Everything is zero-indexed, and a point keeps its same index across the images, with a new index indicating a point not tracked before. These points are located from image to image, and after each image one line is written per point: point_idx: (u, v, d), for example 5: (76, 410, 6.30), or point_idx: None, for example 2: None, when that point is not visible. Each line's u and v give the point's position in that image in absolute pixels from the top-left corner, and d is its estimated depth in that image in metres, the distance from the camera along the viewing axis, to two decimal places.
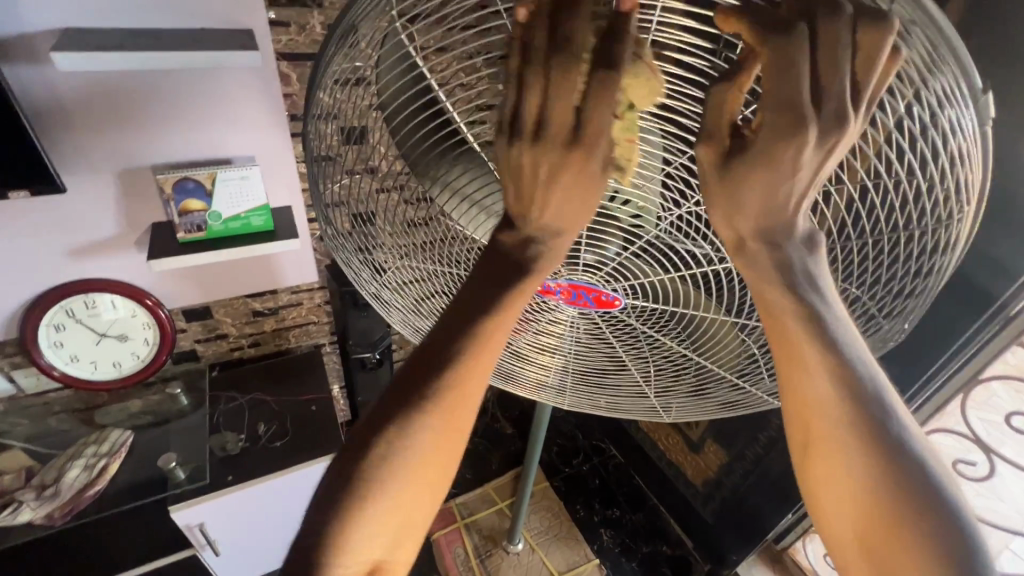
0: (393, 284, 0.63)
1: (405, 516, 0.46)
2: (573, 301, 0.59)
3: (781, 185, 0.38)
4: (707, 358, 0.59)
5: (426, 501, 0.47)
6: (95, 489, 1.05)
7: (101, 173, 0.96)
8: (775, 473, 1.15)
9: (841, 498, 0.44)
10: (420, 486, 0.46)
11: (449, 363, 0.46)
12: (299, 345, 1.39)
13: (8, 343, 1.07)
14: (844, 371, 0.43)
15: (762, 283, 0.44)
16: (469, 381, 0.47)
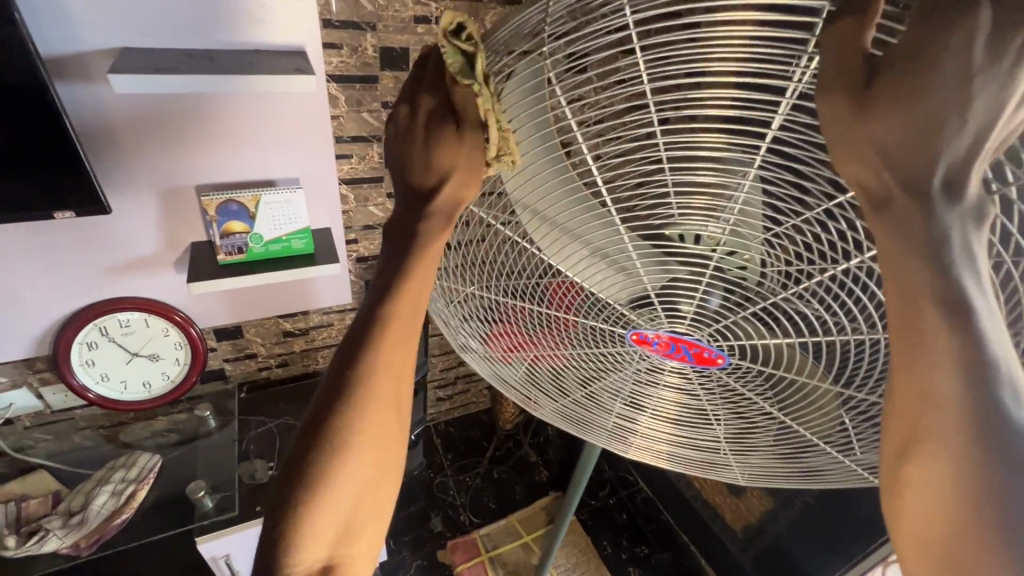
0: (467, 309, 0.64)
1: (346, 521, 0.50)
2: (669, 355, 0.58)
3: (922, 116, 0.33)
4: (796, 421, 0.57)
5: (370, 496, 0.51)
6: (122, 518, 1.01)
7: (146, 192, 0.94)
8: (825, 524, 1.12)
9: (928, 496, 0.39)
10: (361, 478, 0.50)
11: (359, 364, 0.50)
12: (327, 366, 1.36)
13: (40, 359, 1.05)
14: (976, 367, 0.36)
15: (894, 252, 0.37)
16: (383, 378, 0.50)
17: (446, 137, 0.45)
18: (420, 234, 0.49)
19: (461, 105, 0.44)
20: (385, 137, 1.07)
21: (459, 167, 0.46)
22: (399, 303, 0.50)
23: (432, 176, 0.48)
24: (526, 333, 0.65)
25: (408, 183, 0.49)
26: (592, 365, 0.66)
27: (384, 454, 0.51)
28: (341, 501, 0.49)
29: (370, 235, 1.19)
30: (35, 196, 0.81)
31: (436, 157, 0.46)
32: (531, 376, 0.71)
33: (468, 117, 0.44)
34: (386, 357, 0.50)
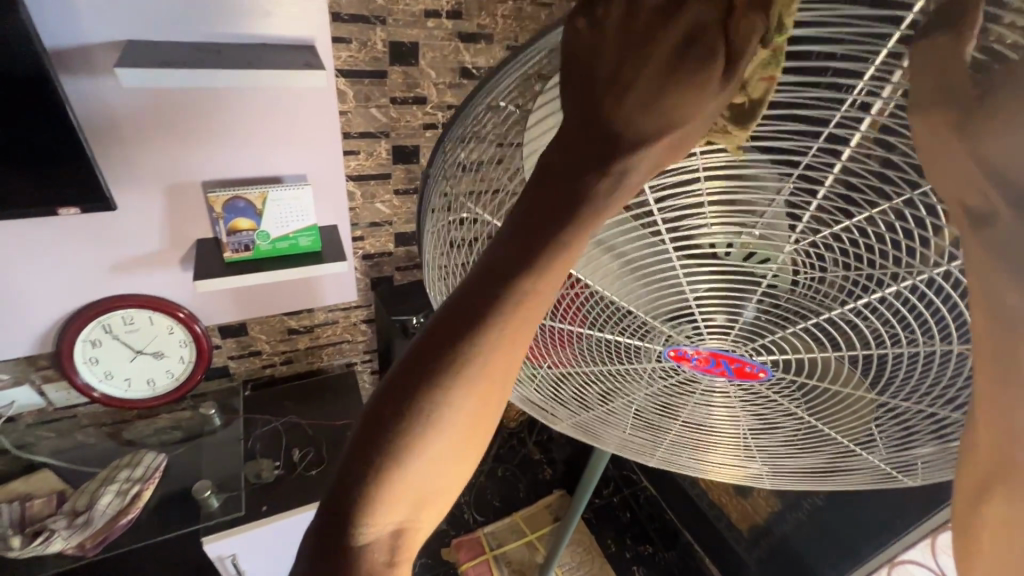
0: None
1: (432, 493, 0.34)
2: (708, 369, 0.58)
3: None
4: (825, 423, 0.57)
5: (466, 472, 0.35)
6: (127, 518, 1.00)
7: (151, 188, 0.93)
8: (833, 527, 1.13)
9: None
10: (461, 449, 0.33)
11: (498, 295, 0.32)
12: (332, 363, 1.35)
13: (43, 357, 1.03)
14: None
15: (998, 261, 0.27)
16: (524, 324, 0.33)
17: (697, 61, 0.31)
18: (618, 172, 0.32)
19: (748, 30, 0.30)
20: (393, 133, 1.05)
21: (686, 125, 0.32)
22: (569, 247, 0.33)
23: (656, 117, 0.32)
24: (548, 349, 0.64)
25: (617, 103, 0.32)
26: (606, 377, 0.65)
27: (489, 421, 0.34)
28: (427, 472, 0.33)
29: (377, 232, 1.17)
30: (38, 192, 0.79)
31: (677, 86, 0.31)
32: (544, 391, 0.69)
33: (743, 45, 0.31)
34: (535, 302, 0.33)
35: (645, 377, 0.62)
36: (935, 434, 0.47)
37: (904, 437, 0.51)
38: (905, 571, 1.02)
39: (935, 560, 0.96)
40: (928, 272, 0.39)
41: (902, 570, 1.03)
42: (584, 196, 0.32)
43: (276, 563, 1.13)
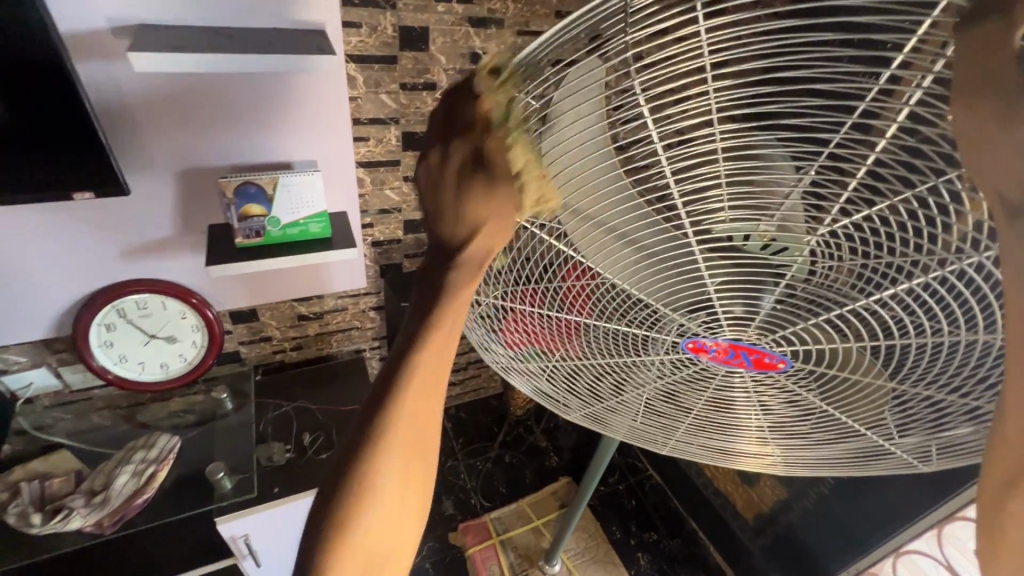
0: (496, 324, 0.64)
1: (374, 555, 0.47)
2: (726, 361, 0.57)
3: None
4: (841, 410, 0.57)
5: (400, 530, 0.48)
6: (143, 498, 1.02)
7: (163, 174, 0.93)
8: (839, 518, 1.14)
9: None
10: (391, 516, 0.47)
11: (388, 402, 0.45)
12: (341, 350, 1.37)
13: (59, 340, 1.05)
14: None
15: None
16: (416, 412, 0.46)
17: (473, 183, 0.39)
18: (448, 284, 0.43)
19: (494, 148, 0.38)
20: (402, 120, 1.05)
21: (487, 221, 0.40)
22: (427, 356, 0.45)
23: (461, 227, 0.41)
24: (556, 339, 0.65)
25: (436, 232, 0.43)
26: (617, 368, 0.66)
27: (410, 490, 0.48)
28: (371, 538, 0.46)
29: (386, 219, 1.17)
30: (54, 176, 0.80)
31: (465, 204, 0.40)
32: (555, 381, 0.72)
33: (501, 162, 0.38)
34: (414, 405, 0.45)
35: (656, 370, 0.62)
36: (964, 417, 0.47)
37: (935, 420, 0.50)
38: (911, 562, 1.01)
39: (940, 551, 0.95)
40: (963, 261, 0.38)
41: (908, 561, 1.02)
42: (431, 322, 0.44)
43: (287, 544, 1.15)
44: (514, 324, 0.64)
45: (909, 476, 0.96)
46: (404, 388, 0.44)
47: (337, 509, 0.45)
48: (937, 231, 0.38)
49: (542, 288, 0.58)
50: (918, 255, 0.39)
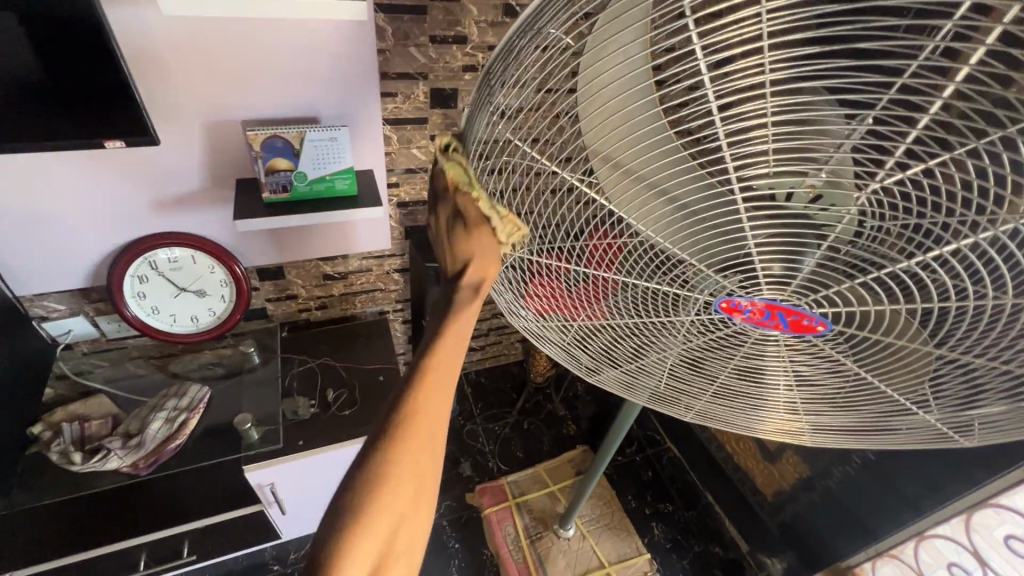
0: (520, 283, 0.63)
1: (387, 555, 0.45)
2: (761, 322, 0.54)
3: None
4: (880, 380, 0.54)
5: (412, 532, 0.47)
6: (175, 443, 1.06)
7: (191, 126, 0.93)
8: (861, 500, 1.12)
9: None
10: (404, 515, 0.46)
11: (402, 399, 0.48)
12: (365, 310, 1.38)
13: (96, 290, 1.08)
14: None
15: None
16: (430, 410, 0.48)
17: (458, 234, 0.52)
18: (454, 306, 0.52)
19: (465, 207, 0.51)
20: (431, 75, 1.02)
21: (475, 254, 0.52)
22: (439, 354, 0.51)
23: (455, 262, 0.54)
24: (582, 298, 0.63)
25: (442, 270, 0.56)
26: (643, 331, 0.64)
27: (421, 495, 0.47)
28: (383, 541, 0.45)
29: (412, 178, 1.16)
30: (86, 122, 0.80)
31: (455, 249, 0.53)
32: (578, 344, 0.71)
33: (471, 216, 0.51)
34: (427, 402, 0.48)
35: (684, 334, 0.60)
36: (1000, 395, 0.46)
37: (967, 397, 0.48)
38: (933, 547, 0.98)
39: (967, 538, 0.91)
40: (1006, 225, 0.37)
41: (930, 546, 0.99)
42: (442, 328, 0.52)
43: (310, 494, 1.19)
44: (538, 288, 0.63)
45: (942, 460, 0.93)
46: (419, 382, 0.49)
47: (353, 503, 0.45)
48: (970, 196, 0.36)
49: (566, 246, 0.57)
50: (947, 219, 0.37)
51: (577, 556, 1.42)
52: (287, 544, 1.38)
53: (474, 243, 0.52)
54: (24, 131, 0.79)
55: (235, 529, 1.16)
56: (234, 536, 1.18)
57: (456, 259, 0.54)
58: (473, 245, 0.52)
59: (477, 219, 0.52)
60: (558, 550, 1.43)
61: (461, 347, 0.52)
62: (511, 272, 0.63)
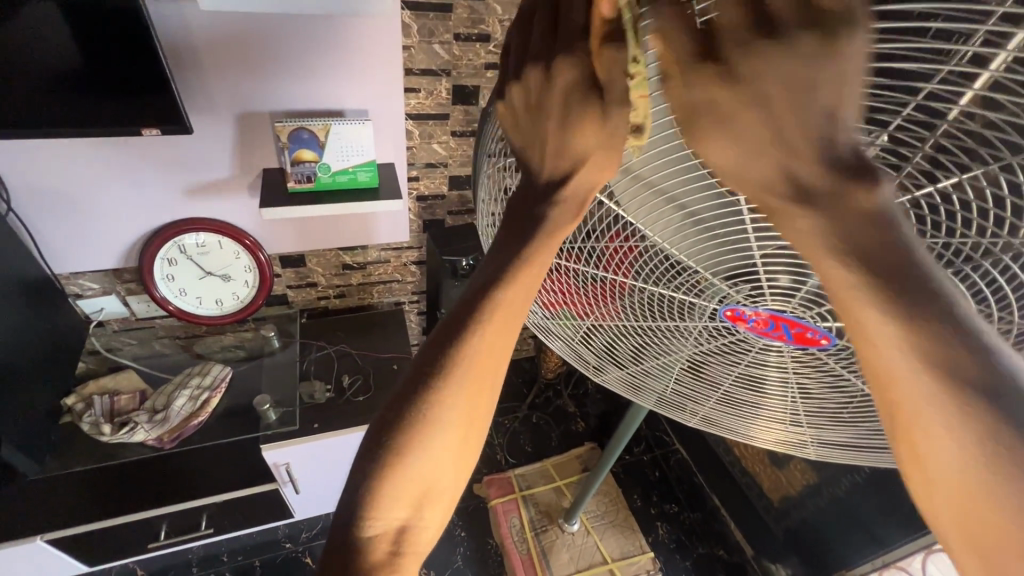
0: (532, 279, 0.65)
1: (426, 489, 0.46)
2: (765, 332, 0.55)
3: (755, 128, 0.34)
4: None
5: (453, 467, 0.47)
6: (198, 420, 1.10)
7: (223, 116, 0.97)
8: (864, 512, 1.12)
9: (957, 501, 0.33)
10: (446, 454, 0.46)
11: (459, 337, 0.46)
12: (381, 301, 1.42)
13: (127, 271, 1.13)
14: (938, 355, 0.32)
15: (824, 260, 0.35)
16: (484, 354, 0.46)
17: (582, 109, 0.40)
18: (548, 222, 0.45)
19: (605, 73, 0.38)
20: (454, 72, 1.04)
21: (597, 152, 0.41)
22: (505, 297, 0.46)
23: (563, 157, 0.43)
24: (589, 298, 0.64)
25: (538, 167, 0.45)
26: (652, 333, 0.64)
27: (466, 441, 0.47)
28: (427, 483, 0.46)
29: (431, 173, 1.18)
30: (125, 109, 0.85)
31: (573, 139, 0.42)
32: (588, 342, 0.72)
33: (613, 88, 0.38)
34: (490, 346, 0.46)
35: (692, 338, 0.61)
36: None
37: None
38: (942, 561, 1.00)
39: None
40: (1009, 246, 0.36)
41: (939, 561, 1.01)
42: (521, 259, 0.46)
43: (325, 476, 1.23)
44: (552, 286, 0.64)
45: None
46: (479, 321, 0.46)
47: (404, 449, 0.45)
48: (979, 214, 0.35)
49: (584, 249, 0.56)
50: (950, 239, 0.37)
51: (581, 550, 1.44)
52: (299, 523, 1.43)
53: (605, 125, 0.40)
54: (67, 117, 0.83)
55: (251, 506, 1.21)
56: (250, 512, 1.22)
57: (571, 146, 0.42)
58: (603, 127, 0.40)
59: (616, 91, 0.38)
60: (562, 544, 1.45)
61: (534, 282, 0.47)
62: None
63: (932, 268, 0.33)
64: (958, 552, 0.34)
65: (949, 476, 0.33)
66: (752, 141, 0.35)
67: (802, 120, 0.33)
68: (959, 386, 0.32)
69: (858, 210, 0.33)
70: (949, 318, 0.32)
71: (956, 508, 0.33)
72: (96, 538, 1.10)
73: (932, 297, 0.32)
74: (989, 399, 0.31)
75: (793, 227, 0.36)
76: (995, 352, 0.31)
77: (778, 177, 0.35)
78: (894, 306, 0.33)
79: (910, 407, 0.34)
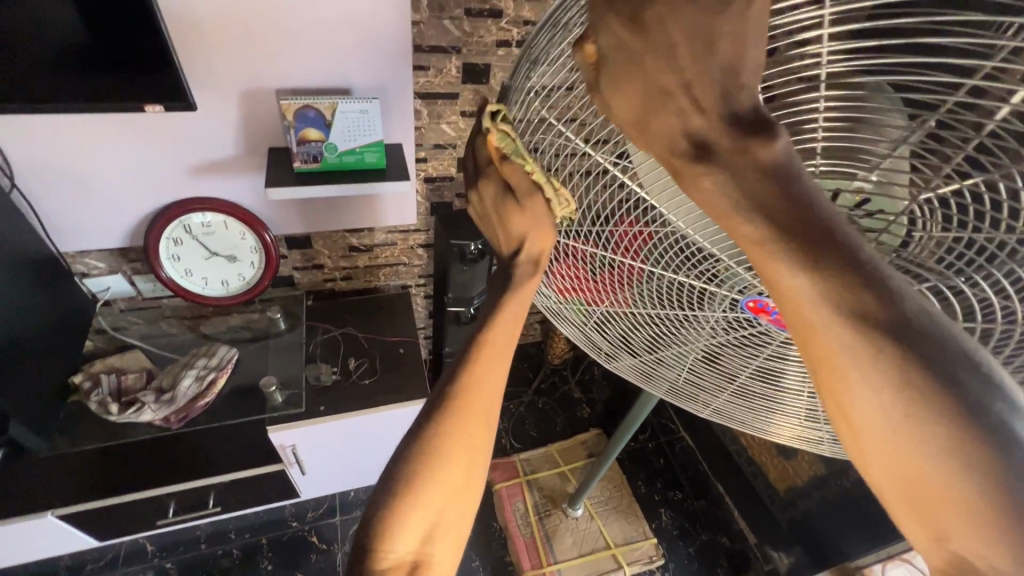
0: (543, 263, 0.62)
1: (436, 523, 0.45)
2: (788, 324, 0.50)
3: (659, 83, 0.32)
4: None
5: (463, 497, 0.46)
6: (205, 401, 1.10)
7: (228, 93, 0.94)
8: (871, 508, 1.11)
9: (888, 453, 0.30)
10: (453, 485, 0.45)
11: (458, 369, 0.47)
12: (388, 284, 1.40)
13: (133, 250, 1.12)
14: (853, 307, 0.29)
15: (732, 220, 0.33)
16: (482, 383, 0.47)
17: (508, 208, 0.47)
18: (516, 277, 0.49)
19: (514, 181, 0.46)
20: (464, 49, 1.01)
21: (531, 230, 0.47)
22: (495, 330, 0.48)
23: (510, 242, 0.49)
24: (600, 284, 0.61)
25: (497, 251, 0.51)
26: (663, 322, 0.62)
27: (472, 468, 0.46)
28: (437, 517, 0.45)
29: (440, 154, 1.16)
30: (126, 84, 0.82)
31: (509, 223, 0.48)
32: (600, 329, 0.70)
33: (522, 186, 0.46)
34: (484, 381, 0.47)
35: (708, 327, 0.58)
36: None
37: None
38: None
39: None
40: None
41: None
42: (504, 303, 0.49)
43: (330, 458, 1.24)
44: (565, 270, 0.61)
45: None
46: (476, 353, 0.47)
47: (411, 482, 0.44)
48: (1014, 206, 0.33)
49: (597, 232, 0.55)
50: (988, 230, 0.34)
51: (584, 535, 1.45)
52: (305, 503, 1.45)
53: (534, 218, 0.47)
54: (69, 92, 0.81)
55: (258, 486, 1.22)
56: (257, 492, 1.23)
57: (511, 233, 0.48)
58: (533, 219, 0.47)
59: (530, 192, 0.46)
60: (566, 529, 1.46)
61: (523, 316, 0.50)
62: None
63: (841, 220, 0.31)
64: (896, 506, 0.31)
65: (875, 428, 0.30)
66: (654, 91, 0.33)
67: (710, 76, 0.32)
68: (874, 329, 0.29)
69: (761, 166, 0.31)
70: (855, 265, 0.30)
71: (887, 466, 0.30)
72: (105, 515, 1.11)
73: (843, 248, 0.30)
74: (900, 337, 0.29)
75: (698, 189, 0.34)
76: (903, 295, 0.30)
77: (676, 136, 0.33)
78: (801, 256, 0.30)
79: (833, 362, 0.31)
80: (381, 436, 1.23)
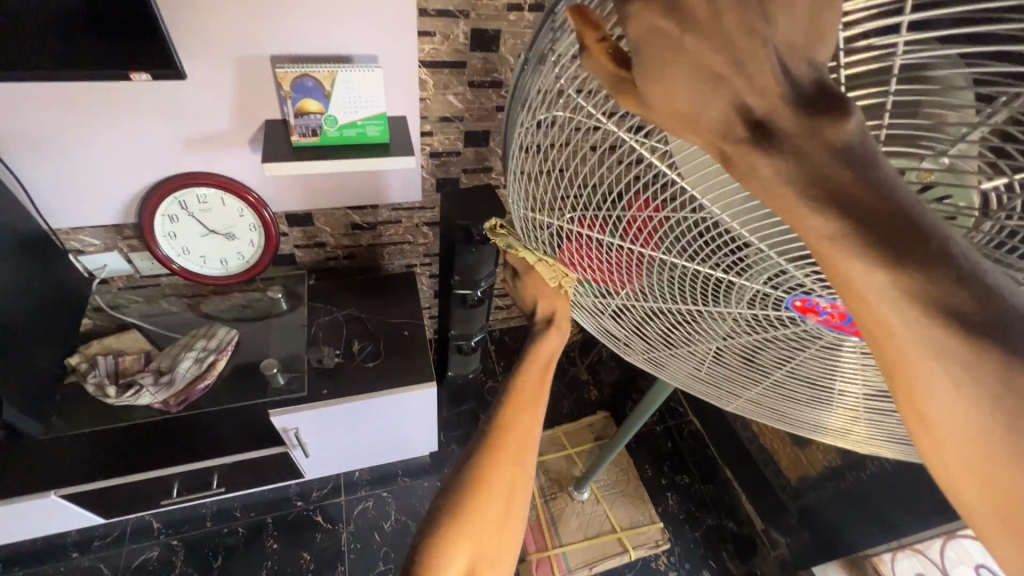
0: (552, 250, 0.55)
1: (483, 546, 0.46)
2: (842, 327, 0.43)
3: (708, 64, 0.26)
4: None
5: (508, 514, 0.47)
6: (205, 383, 1.08)
7: (219, 59, 0.88)
8: (886, 504, 1.08)
9: (981, 469, 0.24)
10: (499, 501, 0.47)
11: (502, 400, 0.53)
12: (392, 263, 1.36)
13: (127, 227, 1.08)
14: (940, 298, 0.23)
15: (787, 200, 0.26)
16: (524, 409, 0.52)
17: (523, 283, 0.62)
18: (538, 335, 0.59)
19: (518, 263, 0.62)
20: (473, 14, 0.93)
21: (542, 298, 0.60)
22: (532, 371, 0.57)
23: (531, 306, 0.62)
24: (616, 276, 0.53)
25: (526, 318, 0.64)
26: (686, 317, 0.54)
27: (514, 486, 0.48)
28: (480, 537, 0.46)
29: (446, 128, 1.09)
30: (106, 51, 0.76)
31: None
32: (615, 323, 0.62)
33: (525, 265, 0.61)
34: (524, 401, 0.53)
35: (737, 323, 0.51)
36: None
37: None
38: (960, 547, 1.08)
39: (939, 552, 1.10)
40: None
41: (957, 545, 1.09)
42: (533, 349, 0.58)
43: (333, 441, 1.22)
44: (574, 256, 0.53)
45: None
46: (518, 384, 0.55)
47: (457, 504, 0.46)
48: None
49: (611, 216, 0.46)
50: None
51: (590, 519, 1.44)
52: (310, 482, 1.44)
53: (543, 286, 0.60)
54: (47, 58, 0.75)
55: (262, 467, 1.20)
56: (262, 473, 1.22)
57: (533, 301, 0.61)
58: (543, 287, 0.60)
59: (534, 269, 0.60)
60: (571, 512, 1.45)
61: (552, 361, 0.58)
62: (548, 238, 0.54)
63: (920, 202, 0.25)
64: (994, 538, 0.25)
65: (964, 435, 0.24)
66: (704, 75, 0.26)
67: (762, 56, 0.26)
68: (973, 342, 0.23)
69: (830, 145, 0.25)
70: (950, 264, 0.24)
71: (983, 484, 0.24)
72: (109, 495, 1.10)
73: (924, 232, 0.24)
74: (1001, 332, 0.23)
75: (754, 177, 0.27)
76: (1010, 296, 0.23)
77: (729, 119, 0.27)
78: (882, 254, 0.24)
79: (913, 380, 0.25)
80: (386, 419, 1.21)
